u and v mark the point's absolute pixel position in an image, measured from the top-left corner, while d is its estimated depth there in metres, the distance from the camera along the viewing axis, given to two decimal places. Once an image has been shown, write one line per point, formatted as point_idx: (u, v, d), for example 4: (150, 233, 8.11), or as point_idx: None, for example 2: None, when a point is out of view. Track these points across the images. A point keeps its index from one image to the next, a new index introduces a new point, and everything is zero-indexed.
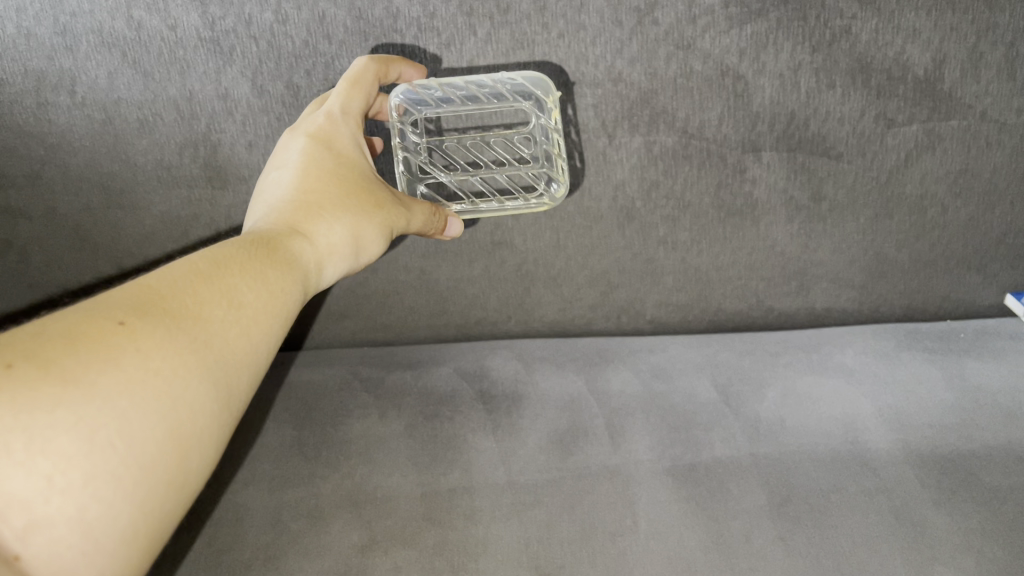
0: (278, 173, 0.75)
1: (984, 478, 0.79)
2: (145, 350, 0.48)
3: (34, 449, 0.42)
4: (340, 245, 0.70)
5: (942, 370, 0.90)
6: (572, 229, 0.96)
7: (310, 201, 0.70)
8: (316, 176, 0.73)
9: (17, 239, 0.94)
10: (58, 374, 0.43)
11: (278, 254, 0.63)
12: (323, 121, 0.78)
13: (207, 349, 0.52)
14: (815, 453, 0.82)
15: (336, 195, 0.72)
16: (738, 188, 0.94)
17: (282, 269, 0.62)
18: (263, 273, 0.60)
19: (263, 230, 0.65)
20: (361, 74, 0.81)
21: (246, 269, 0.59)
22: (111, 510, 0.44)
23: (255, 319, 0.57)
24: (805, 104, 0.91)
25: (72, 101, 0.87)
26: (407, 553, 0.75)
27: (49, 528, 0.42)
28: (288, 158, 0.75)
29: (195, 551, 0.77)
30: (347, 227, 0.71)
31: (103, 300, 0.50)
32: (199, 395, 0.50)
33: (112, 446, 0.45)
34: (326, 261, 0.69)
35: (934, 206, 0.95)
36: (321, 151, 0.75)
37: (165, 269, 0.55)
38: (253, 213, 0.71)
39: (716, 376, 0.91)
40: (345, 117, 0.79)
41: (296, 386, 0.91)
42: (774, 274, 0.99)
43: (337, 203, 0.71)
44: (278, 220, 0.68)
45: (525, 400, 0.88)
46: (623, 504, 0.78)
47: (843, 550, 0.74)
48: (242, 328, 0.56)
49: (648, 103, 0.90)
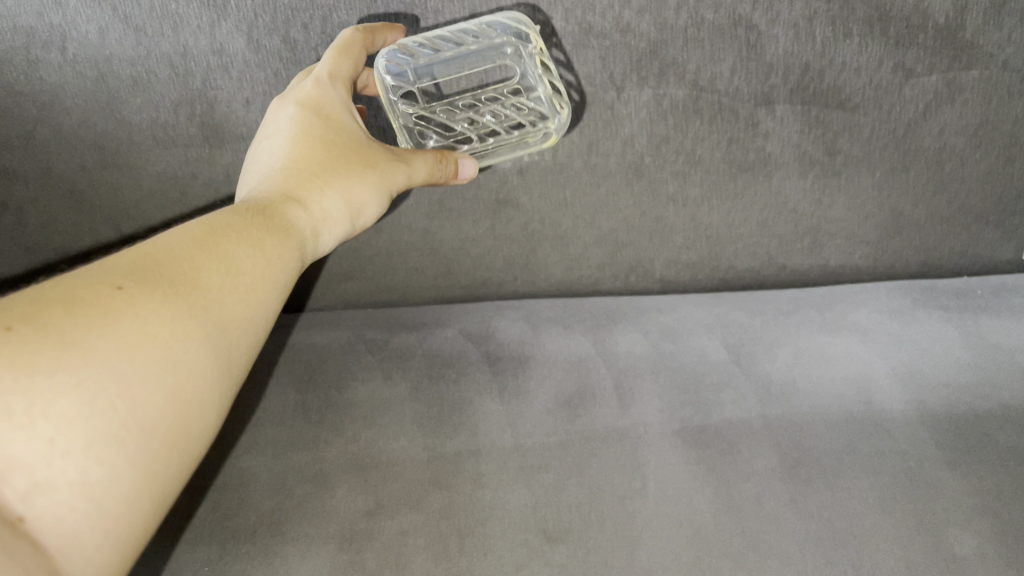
0: (270, 142, 0.73)
1: (1000, 439, 0.78)
2: (143, 316, 0.48)
3: (34, 413, 0.42)
4: (334, 213, 0.70)
5: (959, 329, 0.88)
6: (579, 187, 0.93)
7: (302, 171, 0.69)
8: (308, 144, 0.71)
9: (13, 200, 0.92)
10: (57, 339, 0.44)
11: (270, 222, 0.62)
12: (311, 88, 0.74)
13: (206, 315, 0.52)
14: (828, 414, 0.80)
15: (329, 160, 0.71)
16: (750, 143, 0.92)
17: (276, 237, 0.61)
18: (259, 241, 0.59)
19: (255, 202, 0.65)
20: (350, 39, 0.76)
21: (243, 235, 0.58)
22: (114, 472, 0.45)
23: (253, 286, 0.56)
24: (820, 55, 0.87)
25: (63, 58, 0.84)
26: (413, 517, 0.74)
27: (52, 491, 0.43)
28: (278, 127, 0.73)
29: (197, 515, 0.76)
30: (341, 195, 0.70)
31: (101, 266, 0.50)
32: (199, 360, 0.50)
33: (112, 409, 0.45)
34: (322, 227, 0.69)
35: (953, 159, 0.93)
36: (311, 119, 0.73)
37: (161, 238, 0.55)
38: (247, 183, 0.71)
39: (726, 336, 0.89)
40: (336, 82, 0.75)
41: (299, 348, 0.90)
42: (787, 231, 0.97)
43: (327, 170, 0.70)
44: (270, 192, 0.67)
45: (531, 362, 0.87)
46: (632, 467, 0.77)
47: (854, 512, 0.73)
48: (240, 292, 0.55)
49: (658, 55, 0.86)
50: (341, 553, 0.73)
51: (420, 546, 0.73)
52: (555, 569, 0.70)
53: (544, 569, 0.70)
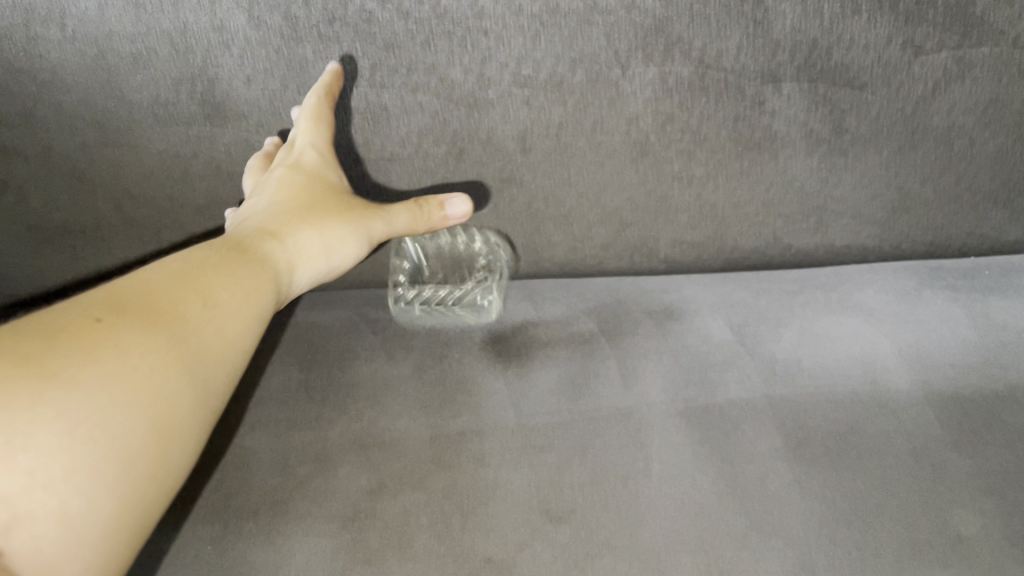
0: (259, 198, 0.84)
1: (1007, 419, 0.77)
2: (122, 346, 0.51)
3: (17, 445, 0.44)
4: (309, 254, 0.80)
5: (966, 308, 0.88)
6: (584, 166, 0.93)
7: (286, 215, 0.81)
8: (296, 195, 0.84)
9: (14, 179, 0.91)
10: (38, 372, 0.46)
11: (249, 254, 0.67)
12: (297, 156, 0.86)
13: (184, 345, 0.55)
14: (833, 394, 0.80)
15: (309, 207, 0.84)
16: (757, 121, 0.90)
17: (253, 268, 0.66)
18: (237, 273, 0.64)
19: (235, 237, 0.73)
20: (319, 104, 0.84)
21: (218, 270, 0.62)
22: (95, 503, 0.47)
23: (230, 315, 0.60)
24: (828, 31, 0.85)
25: (62, 35, 0.82)
26: (415, 497, 0.73)
27: (31, 523, 0.45)
28: (268, 187, 0.85)
29: (199, 494, 0.74)
30: (320, 237, 0.82)
31: (82, 301, 0.53)
32: (178, 391, 0.53)
33: (93, 441, 0.47)
34: (294, 261, 0.78)
35: (961, 138, 0.92)
36: (301, 182, 0.85)
37: (138, 274, 0.58)
38: (236, 222, 0.82)
39: (731, 316, 0.89)
40: (320, 147, 0.86)
41: (304, 327, 0.91)
42: (793, 210, 0.97)
43: (307, 215, 0.82)
44: (250, 229, 0.76)
45: (535, 341, 0.88)
46: (635, 447, 0.76)
47: (860, 493, 0.72)
48: (216, 328, 0.58)
49: (664, 32, 0.84)
50: (343, 533, 0.71)
51: (422, 524, 0.71)
52: (557, 548, 0.69)
53: (546, 548, 0.69)
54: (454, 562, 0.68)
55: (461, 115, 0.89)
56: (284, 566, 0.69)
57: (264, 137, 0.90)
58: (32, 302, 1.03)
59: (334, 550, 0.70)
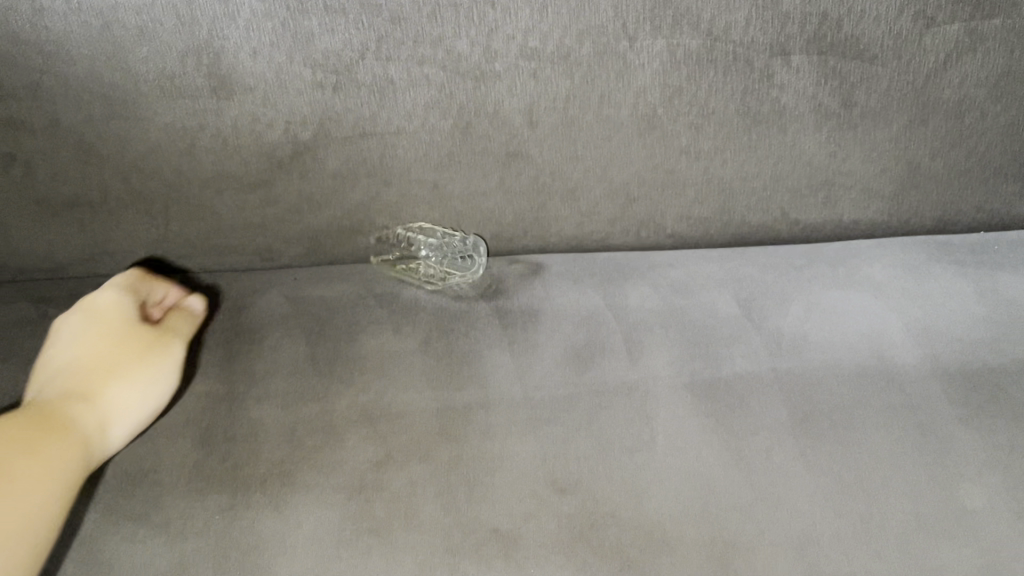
0: (60, 340, 0.79)
1: (1014, 392, 0.77)
2: None
3: None
4: (128, 413, 0.75)
5: (974, 284, 0.88)
6: (591, 139, 0.92)
7: (85, 375, 0.75)
8: (88, 342, 0.77)
9: (21, 152, 0.91)
10: None
11: (50, 424, 0.69)
12: (90, 303, 0.80)
13: None
14: (839, 369, 0.80)
15: (112, 362, 0.76)
16: (765, 95, 0.90)
17: (55, 437, 0.68)
18: (39, 445, 0.66)
19: (31, 412, 0.70)
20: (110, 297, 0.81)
21: (17, 441, 0.65)
22: None
23: (31, 485, 0.63)
24: (839, 3, 0.85)
25: (68, 6, 0.82)
26: (421, 468, 0.73)
27: None
28: (63, 338, 0.78)
29: (206, 466, 0.74)
30: (133, 395, 0.75)
31: None
32: None
33: None
34: (109, 422, 0.73)
35: (972, 111, 0.91)
36: (90, 330, 0.78)
37: None
38: (38, 386, 0.76)
39: (738, 291, 0.89)
40: (121, 293, 0.81)
41: (310, 302, 0.92)
42: (801, 185, 0.96)
43: (112, 370, 0.75)
44: (54, 399, 0.73)
45: (541, 315, 0.88)
46: (641, 420, 0.76)
47: (865, 465, 0.72)
48: (9, 503, 0.61)
49: (671, 4, 0.84)
50: (350, 503, 0.71)
51: (429, 495, 0.71)
52: (562, 519, 0.69)
53: (552, 519, 0.69)
54: (461, 531, 0.69)
55: (467, 88, 0.88)
56: (292, 536, 0.69)
57: (270, 110, 0.89)
58: (32, 277, 1.00)
59: (340, 521, 0.70)
